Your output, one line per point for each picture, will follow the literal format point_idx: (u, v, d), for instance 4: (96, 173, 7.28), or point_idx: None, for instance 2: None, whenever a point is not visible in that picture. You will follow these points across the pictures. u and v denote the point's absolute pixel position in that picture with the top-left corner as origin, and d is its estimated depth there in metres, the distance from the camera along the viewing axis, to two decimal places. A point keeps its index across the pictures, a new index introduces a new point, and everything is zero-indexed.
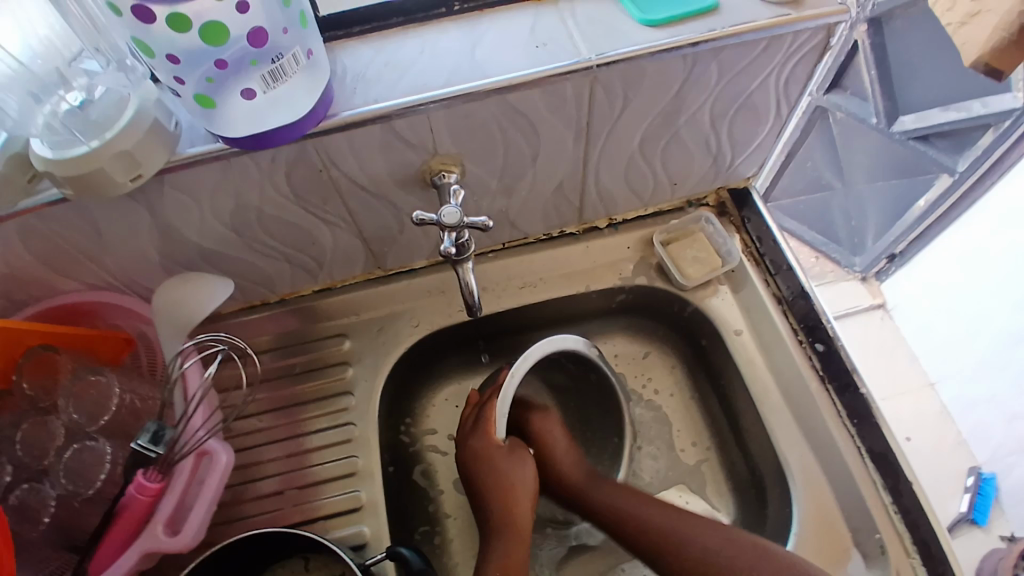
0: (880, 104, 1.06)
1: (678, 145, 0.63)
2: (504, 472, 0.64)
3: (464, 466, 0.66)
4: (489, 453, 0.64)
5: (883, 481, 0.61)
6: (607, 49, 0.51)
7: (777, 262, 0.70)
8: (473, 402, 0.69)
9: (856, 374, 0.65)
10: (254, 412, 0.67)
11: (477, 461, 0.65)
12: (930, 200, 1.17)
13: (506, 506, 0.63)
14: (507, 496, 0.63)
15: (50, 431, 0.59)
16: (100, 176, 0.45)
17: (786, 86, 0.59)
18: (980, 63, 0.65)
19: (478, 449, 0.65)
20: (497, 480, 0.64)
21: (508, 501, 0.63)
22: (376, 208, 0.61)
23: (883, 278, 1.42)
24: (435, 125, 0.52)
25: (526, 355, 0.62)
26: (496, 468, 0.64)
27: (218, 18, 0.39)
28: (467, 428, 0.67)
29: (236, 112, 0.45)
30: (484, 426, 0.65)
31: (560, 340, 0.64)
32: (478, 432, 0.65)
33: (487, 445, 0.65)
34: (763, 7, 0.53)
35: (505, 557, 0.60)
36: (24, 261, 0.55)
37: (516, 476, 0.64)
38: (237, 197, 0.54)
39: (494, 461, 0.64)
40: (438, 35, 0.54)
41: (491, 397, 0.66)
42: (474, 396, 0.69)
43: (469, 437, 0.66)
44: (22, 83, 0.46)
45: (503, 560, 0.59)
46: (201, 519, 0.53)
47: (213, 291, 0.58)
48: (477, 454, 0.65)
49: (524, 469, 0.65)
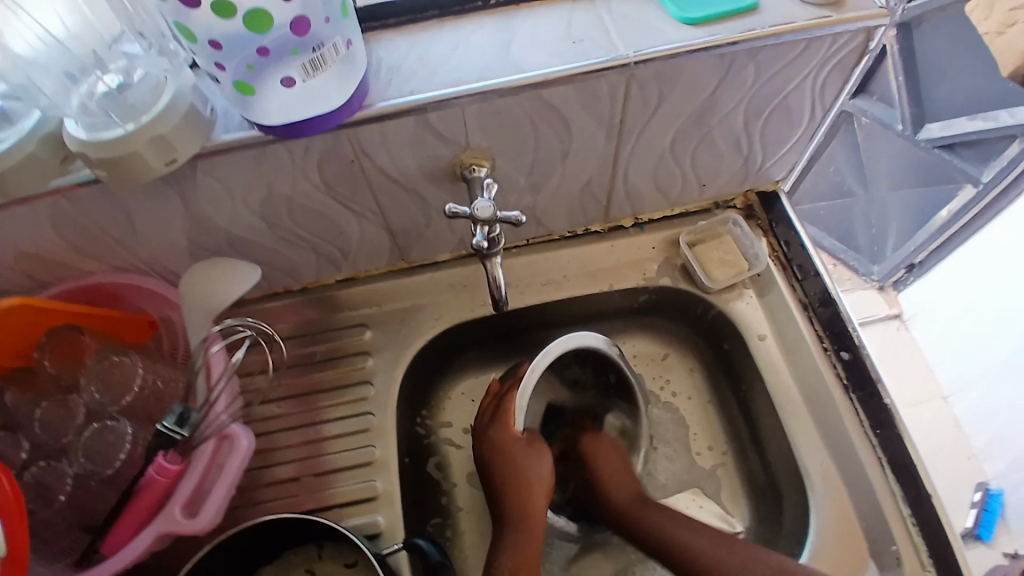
0: (907, 112, 1.04)
1: (708, 146, 0.63)
2: (520, 465, 0.64)
3: (482, 457, 0.65)
4: (508, 445, 0.64)
5: (903, 492, 0.61)
6: (644, 46, 0.51)
7: (804, 267, 0.70)
8: (493, 392, 0.68)
9: (880, 384, 0.64)
10: (275, 398, 0.67)
11: (495, 454, 0.64)
12: (953, 209, 1.17)
13: (523, 500, 0.62)
14: (523, 489, 0.63)
15: (71, 409, 0.60)
16: (134, 159, 0.45)
17: (821, 89, 0.59)
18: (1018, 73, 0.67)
19: (497, 440, 0.64)
20: (515, 473, 0.63)
21: (525, 494, 0.63)
22: (404, 201, 0.61)
23: (900, 286, 1.40)
24: (469, 119, 0.52)
25: (546, 351, 0.62)
26: (513, 462, 0.64)
27: (262, 6, 0.39)
28: (485, 419, 0.67)
29: (273, 101, 0.45)
30: (504, 418, 0.65)
31: (578, 337, 0.64)
32: (498, 423, 0.65)
33: (507, 436, 0.64)
34: (801, 9, 0.52)
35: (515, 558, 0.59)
36: (54, 242, 0.56)
37: (532, 471, 0.64)
38: (267, 185, 0.54)
39: (512, 453, 0.64)
40: (474, 29, 0.54)
41: (512, 388, 0.65)
42: (495, 387, 0.68)
43: (489, 427, 0.66)
44: (59, 61, 0.46)
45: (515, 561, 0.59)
46: (218, 503, 0.53)
47: (242, 277, 0.58)
48: (495, 445, 0.64)
49: (541, 463, 0.64)
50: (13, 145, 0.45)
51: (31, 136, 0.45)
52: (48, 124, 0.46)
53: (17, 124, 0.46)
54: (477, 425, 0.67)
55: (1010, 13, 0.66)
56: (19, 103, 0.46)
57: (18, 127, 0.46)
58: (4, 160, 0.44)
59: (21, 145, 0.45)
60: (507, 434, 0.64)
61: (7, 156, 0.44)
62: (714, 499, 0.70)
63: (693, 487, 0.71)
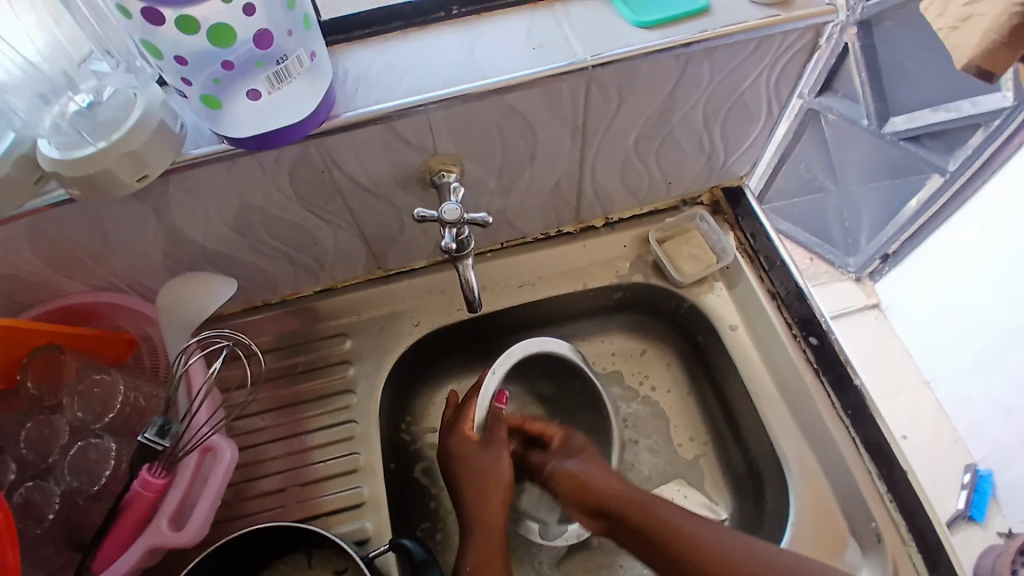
0: (871, 107, 1.09)
1: (672, 143, 0.65)
2: (478, 467, 0.63)
3: (448, 466, 0.65)
4: (463, 450, 0.64)
5: (878, 470, 0.62)
6: (602, 50, 0.53)
7: (771, 259, 0.71)
8: (454, 402, 0.69)
9: (850, 367, 0.66)
10: (256, 411, 0.68)
11: (454, 460, 0.65)
12: (921, 200, 1.19)
13: (484, 504, 0.62)
14: (484, 493, 0.63)
15: (55, 428, 0.60)
16: (107, 176, 0.46)
17: (777, 85, 0.61)
18: (973, 67, 0.70)
19: (454, 447, 0.65)
20: (474, 474, 0.63)
21: (487, 494, 0.62)
22: (377, 207, 0.62)
23: (877, 278, 1.43)
24: (436, 124, 0.53)
25: (507, 353, 0.65)
26: (470, 466, 0.64)
27: (226, 21, 0.41)
28: (446, 428, 0.67)
29: (242, 113, 0.46)
30: (460, 422, 0.65)
31: (540, 342, 0.66)
32: (455, 429, 0.66)
33: (463, 439, 0.65)
34: (754, 7, 0.54)
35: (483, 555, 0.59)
36: (30, 262, 0.56)
37: (493, 471, 0.63)
38: (240, 198, 0.55)
39: (467, 457, 0.64)
40: (436, 38, 0.56)
41: (472, 397, 0.66)
42: (456, 397, 0.69)
43: (448, 435, 0.66)
44: (30, 83, 0.46)
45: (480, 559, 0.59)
46: (203, 517, 0.53)
47: (217, 290, 0.59)
48: (453, 452, 0.65)
49: (501, 462, 0.64)
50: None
51: (6, 159, 0.46)
52: (22, 145, 0.46)
53: None
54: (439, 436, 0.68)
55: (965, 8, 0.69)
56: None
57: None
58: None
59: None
60: (463, 439, 0.65)
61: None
62: (698, 489, 0.71)
63: (676, 479, 0.71)
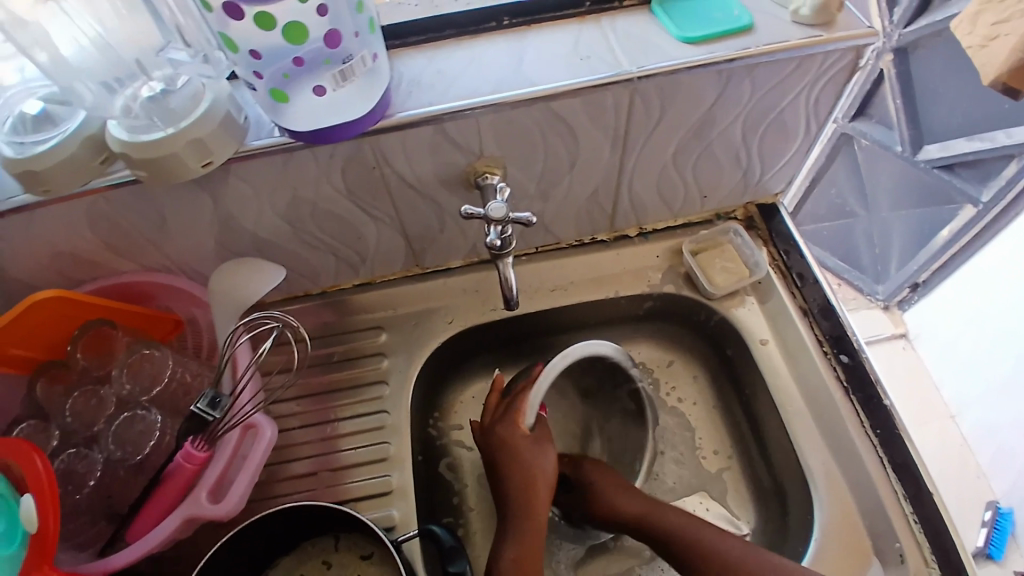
0: (905, 133, 1.10)
1: (709, 158, 0.66)
2: (527, 464, 0.64)
3: (490, 453, 0.66)
4: (516, 442, 0.65)
5: (905, 490, 0.62)
6: (646, 63, 0.55)
7: (803, 276, 0.73)
8: (499, 389, 0.70)
9: (879, 386, 0.67)
10: (291, 397, 0.70)
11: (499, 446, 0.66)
12: (953, 229, 1.18)
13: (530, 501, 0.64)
14: (529, 484, 0.64)
15: (102, 400, 0.63)
16: (174, 159, 0.49)
17: (815, 105, 0.62)
18: (998, 83, 0.70)
19: (505, 435, 0.66)
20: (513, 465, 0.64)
21: (530, 494, 0.63)
22: (421, 206, 0.64)
23: (905, 307, 1.41)
24: (483, 128, 0.56)
25: (566, 354, 0.65)
26: (522, 460, 0.64)
27: (300, 20, 0.44)
28: (494, 417, 0.68)
29: (303, 106, 0.49)
30: (512, 415, 0.66)
31: (594, 346, 0.67)
32: (506, 420, 0.67)
33: (514, 430, 0.66)
34: (794, 28, 0.56)
35: (516, 553, 0.59)
36: (89, 241, 0.59)
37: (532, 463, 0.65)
38: (294, 191, 0.58)
39: (516, 449, 0.65)
40: (486, 47, 0.58)
41: (524, 389, 0.68)
42: (502, 382, 0.70)
43: (497, 425, 0.67)
44: (105, 68, 0.49)
45: (514, 556, 0.59)
46: (242, 490, 0.55)
47: (267, 277, 0.61)
48: (496, 438, 0.66)
49: (546, 460, 0.65)
50: (57, 145, 0.48)
51: (74, 137, 0.49)
52: (89, 125, 0.50)
53: (61, 125, 0.49)
54: (485, 423, 0.69)
55: (992, 27, 0.68)
56: (64, 107, 0.50)
57: (62, 128, 0.49)
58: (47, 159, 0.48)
59: (65, 144, 0.48)
60: (514, 431, 0.66)
61: (51, 155, 0.48)
62: (720, 502, 0.71)
63: (701, 492, 0.71)
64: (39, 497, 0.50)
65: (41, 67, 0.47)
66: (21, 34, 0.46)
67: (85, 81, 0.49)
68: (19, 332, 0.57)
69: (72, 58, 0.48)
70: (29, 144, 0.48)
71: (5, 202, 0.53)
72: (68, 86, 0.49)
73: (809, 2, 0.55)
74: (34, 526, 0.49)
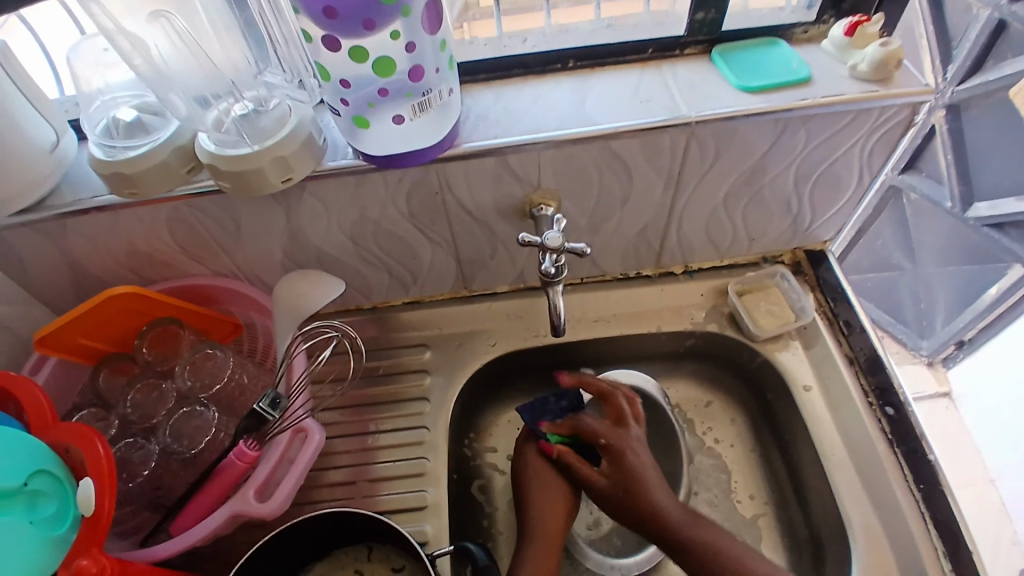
0: (955, 189, 1.05)
1: (759, 204, 0.68)
2: (551, 485, 0.67)
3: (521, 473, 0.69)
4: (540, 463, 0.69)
5: (945, 546, 0.61)
6: (704, 108, 0.57)
7: (850, 323, 0.73)
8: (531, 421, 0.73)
9: (924, 440, 0.65)
10: (335, 406, 0.72)
11: (530, 471, 0.69)
12: (1000, 290, 1.15)
13: (555, 525, 0.65)
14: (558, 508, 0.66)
15: (162, 394, 0.66)
16: (257, 174, 0.52)
17: (869, 158, 0.63)
18: None
19: (534, 459, 0.69)
20: (546, 490, 0.67)
21: (552, 510, 0.66)
22: (476, 232, 0.67)
23: (950, 364, 1.36)
24: (544, 162, 0.59)
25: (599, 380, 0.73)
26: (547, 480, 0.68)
27: (390, 55, 0.48)
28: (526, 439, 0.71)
29: (383, 133, 0.53)
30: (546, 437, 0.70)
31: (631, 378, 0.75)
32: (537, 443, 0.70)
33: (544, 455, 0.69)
34: (852, 83, 0.58)
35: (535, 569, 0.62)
36: (166, 243, 0.64)
37: (562, 486, 0.68)
38: (361, 210, 0.62)
39: (544, 474, 0.68)
40: (552, 87, 0.62)
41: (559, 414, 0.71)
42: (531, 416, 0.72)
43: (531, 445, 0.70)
44: (200, 84, 0.54)
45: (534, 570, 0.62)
46: (287, 492, 0.57)
47: (328, 288, 0.64)
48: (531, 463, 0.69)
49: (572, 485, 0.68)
50: (148, 152, 0.53)
51: (165, 146, 0.53)
52: (179, 136, 0.54)
53: (155, 133, 0.54)
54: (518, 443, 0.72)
55: None
56: (157, 117, 0.55)
57: (153, 137, 0.54)
58: (139, 165, 0.53)
59: (155, 151, 0.53)
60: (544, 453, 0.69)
61: (143, 160, 0.53)
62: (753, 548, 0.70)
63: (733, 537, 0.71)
64: (98, 481, 0.51)
65: (138, 74, 0.50)
66: (122, 42, 0.49)
67: (180, 93, 0.53)
68: (91, 325, 0.62)
69: (168, 70, 0.52)
70: (118, 148, 0.53)
71: (91, 201, 0.58)
72: (164, 96, 0.52)
73: (867, 58, 0.57)
74: (89, 509, 0.50)
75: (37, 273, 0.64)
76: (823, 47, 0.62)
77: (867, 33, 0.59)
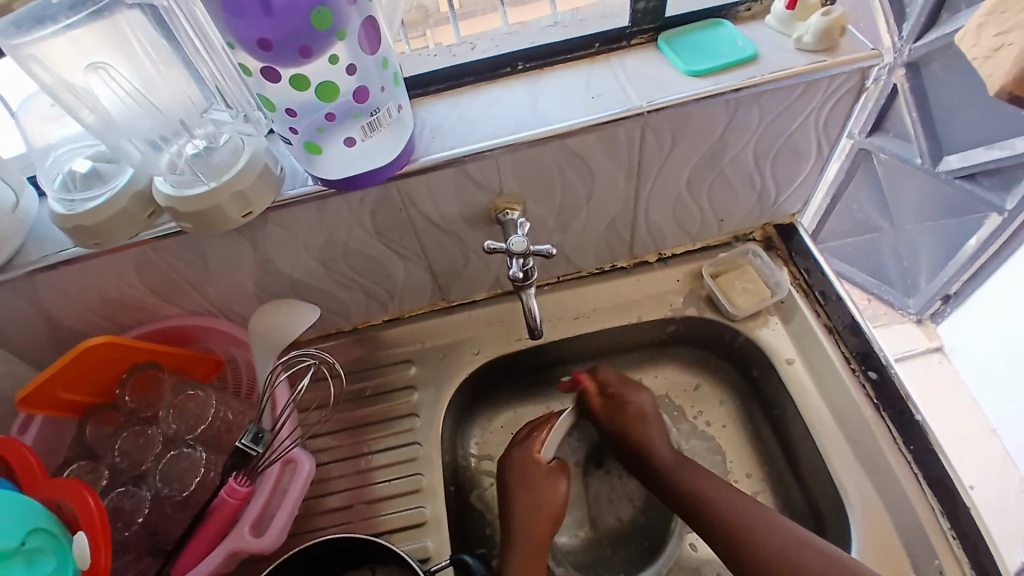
0: (924, 146, 1.06)
1: (723, 183, 0.68)
2: (540, 489, 0.67)
3: (504, 476, 0.69)
4: (526, 471, 0.68)
5: (940, 505, 0.62)
6: (656, 97, 0.57)
7: (826, 293, 0.73)
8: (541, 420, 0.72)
9: (911, 403, 0.65)
10: (325, 432, 0.72)
11: (514, 475, 0.68)
12: (980, 239, 1.13)
13: (540, 525, 0.66)
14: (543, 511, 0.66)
15: (149, 440, 0.66)
16: (216, 211, 0.52)
17: (826, 127, 0.63)
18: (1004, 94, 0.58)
19: (518, 462, 0.68)
20: (532, 498, 0.67)
21: (538, 515, 0.66)
22: (446, 243, 0.67)
23: (938, 320, 1.37)
24: (503, 167, 0.59)
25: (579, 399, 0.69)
26: (531, 486, 0.67)
27: (331, 80, 0.48)
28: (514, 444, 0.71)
29: (333, 156, 0.53)
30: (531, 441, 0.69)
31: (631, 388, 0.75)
32: (523, 445, 0.70)
33: (531, 457, 0.68)
34: (799, 55, 0.58)
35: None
36: (136, 287, 0.63)
37: (549, 495, 0.67)
38: (327, 235, 0.61)
39: (530, 479, 0.67)
40: (503, 91, 0.61)
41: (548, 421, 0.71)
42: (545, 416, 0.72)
43: (515, 450, 0.70)
44: (147, 131, 0.53)
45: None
46: (283, 522, 0.57)
47: (303, 315, 0.64)
48: (515, 466, 0.68)
49: (558, 488, 0.68)
50: (105, 203, 0.52)
51: (123, 193, 0.53)
52: (135, 182, 0.53)
53: (110, 181, 0.53)
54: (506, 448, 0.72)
55: (998, 37, 0.57)
56: (112, 165, 0.54)
57: (109, 186, 0.53)
58: (96, 215, 0.52)
59: (113, 201, 0.52)
60: (529, 459, 0.68)
61: (101, 210, 0.52)
62: None
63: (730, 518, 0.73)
64: (91, 533, 0.51)
65: (88, 128, 0.51)
66: (67, 97, 0.49)
67: (130, 138, 0.53)
68: (72, 377, 0.61)
69: (115, 118, 0.51)
70: (78, 201, 0.52)
71: (57, 255, 0.57)
72: (115, 146, 0.52)
73: (811, 30, 0.57)
74: (86, 563, 0.50)
75: (14, 332, 0.64)
76: (766, 23, 0.63)
77: (809, 4, 0.60)
